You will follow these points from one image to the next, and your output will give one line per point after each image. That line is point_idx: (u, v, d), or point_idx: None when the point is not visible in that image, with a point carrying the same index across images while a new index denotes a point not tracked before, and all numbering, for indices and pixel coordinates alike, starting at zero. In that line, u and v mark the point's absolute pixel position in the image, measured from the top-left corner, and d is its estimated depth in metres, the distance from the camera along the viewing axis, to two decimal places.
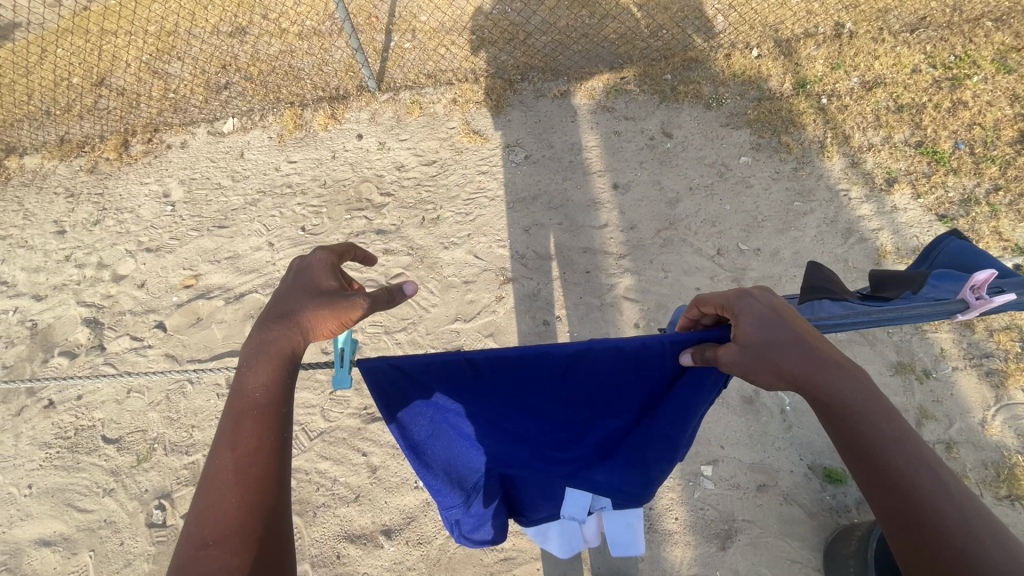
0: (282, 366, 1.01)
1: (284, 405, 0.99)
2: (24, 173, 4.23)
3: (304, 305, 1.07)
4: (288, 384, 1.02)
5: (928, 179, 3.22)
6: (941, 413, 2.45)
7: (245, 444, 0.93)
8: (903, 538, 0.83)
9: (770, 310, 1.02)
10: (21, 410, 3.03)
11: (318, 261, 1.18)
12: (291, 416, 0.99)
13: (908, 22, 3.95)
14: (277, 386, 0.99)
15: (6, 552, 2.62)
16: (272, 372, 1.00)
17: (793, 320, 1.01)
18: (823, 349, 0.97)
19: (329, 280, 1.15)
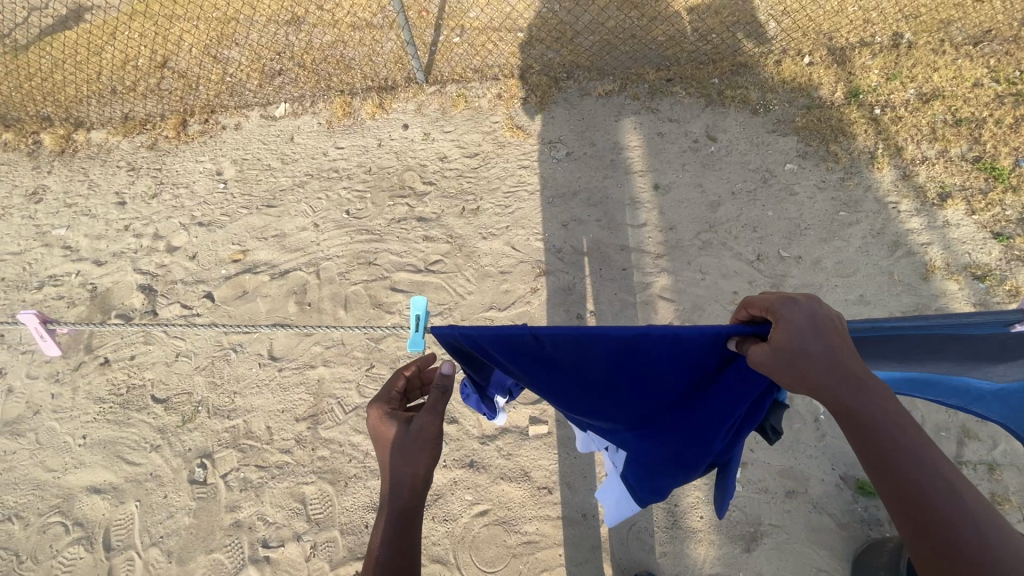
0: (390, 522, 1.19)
1: (403, 544, 1.16)
2: (91, 146, 4.49)
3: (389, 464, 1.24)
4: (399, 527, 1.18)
5: (985, 196, 3.12)
6: (985, 433, 2.38)
7: None
8: (927, 555, 0.87)
9: (811, 321, 1.06)
10: (80, 365, 3.23)
11: (378, 414, 1.32)
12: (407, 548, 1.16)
13: (972, 35, 3.82)
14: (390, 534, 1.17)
15: (60, 496, 2.80)
16: (386, 527, 1.18)
17: (832, 331, 1.05)
18: (854, 364, 1.02)
19: (392, 427, 1.27)
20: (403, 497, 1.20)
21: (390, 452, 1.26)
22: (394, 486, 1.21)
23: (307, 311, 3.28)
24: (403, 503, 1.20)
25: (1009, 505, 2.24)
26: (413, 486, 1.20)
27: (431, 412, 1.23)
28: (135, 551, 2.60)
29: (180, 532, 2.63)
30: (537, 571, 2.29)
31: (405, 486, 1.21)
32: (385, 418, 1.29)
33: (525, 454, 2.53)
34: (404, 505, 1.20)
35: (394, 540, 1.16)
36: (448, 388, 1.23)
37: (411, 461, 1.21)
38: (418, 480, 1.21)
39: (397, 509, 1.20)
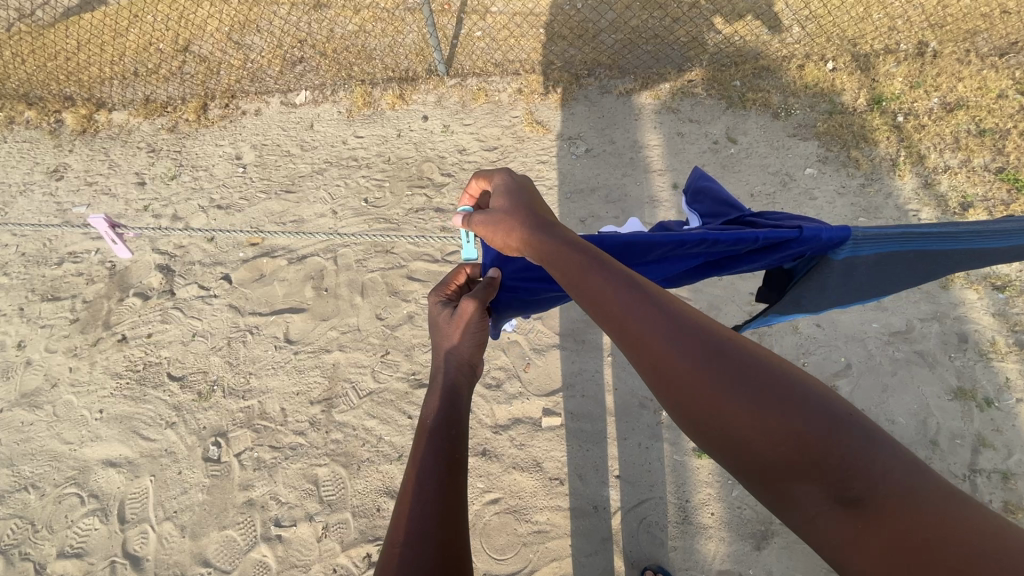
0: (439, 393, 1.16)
1: (446, 414, 1.10)
2: (112, 127, 4.52)
3: (440, 344, 1.30)
4: (443, 399, 1.14)
5: (1007, 207, 3.10)
6: (1000, 442, 2.38)
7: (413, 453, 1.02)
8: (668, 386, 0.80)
9: (525, 206, 1.27)
10: (97, 341, 3.27)
11: (432, 304, 1.41)
12: (452, 416, 1.10)
13: (998, 46, 3.80)
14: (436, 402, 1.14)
15: (76, 468, 2.83)
16: (433, 398, 1.15)
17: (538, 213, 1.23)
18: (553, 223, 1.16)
19: (445, 312, 1.36)
20: (451, 371, 1.23)
21: (442, 332, 1.32)
22: (444, 361, 1.26)
23: (324, 296, 3.29)
24: (450, 378, 1.21)
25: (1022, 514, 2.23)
26: (460, 363, 1.25)
27: (477, 299, 1.35)
28: (149, 524, 2.63)
29: (194, 508, 2.66)
30: (547, 560, 2.30)
31: (453, 363, 1.24)
32: (440, 305, 1.39)
33: (538, 444, 2.54)
34: (453, 380, 1.21)
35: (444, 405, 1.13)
36: (494, 281, 1.47)
37: (466, 338, 1.29)
38: (465, 359, 1.26)
39: (445, 383, 1.20)
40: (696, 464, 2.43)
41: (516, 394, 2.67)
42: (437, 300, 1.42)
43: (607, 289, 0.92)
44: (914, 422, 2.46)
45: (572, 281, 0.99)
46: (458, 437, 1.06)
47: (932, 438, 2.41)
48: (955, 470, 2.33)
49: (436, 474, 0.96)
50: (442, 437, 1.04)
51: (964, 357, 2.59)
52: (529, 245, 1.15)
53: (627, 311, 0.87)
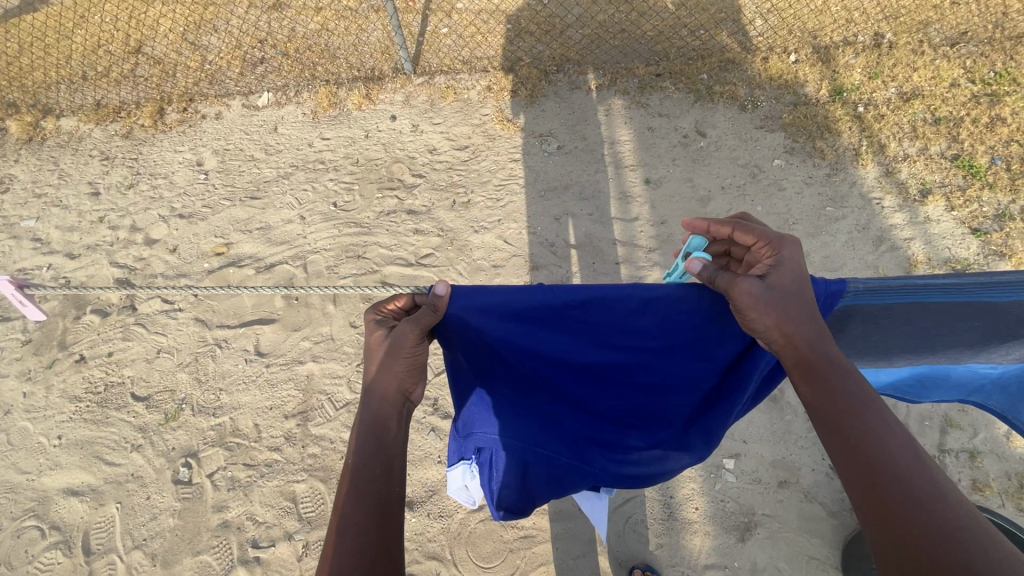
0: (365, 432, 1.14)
1: (373, 458, 1.11)
2: (60, 134, 4.28)
3: (370, 372, 1.21)
4: (368, 442, 1.13)
5: (963, 192, 3.20)
6: (966, 422, 2.46)
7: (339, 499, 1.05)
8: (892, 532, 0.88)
9: (800, 282, 1.16)
10: (54, 362, 3.10)
11: (366, 320, 1.28)
12: (380, 457, 1.11)
13: (949, 36, 3.92)
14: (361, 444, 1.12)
15: (35, 499, 2.68)
16: (358, 439, 1.13)
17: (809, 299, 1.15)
18: (815, 309, 1.14)
19: (377, 334, 1.24)
20: (373, 407, 1.18)
21: (371, 355, 1.23)
22: (368, 392, 1.20)
23: (295, 306, 3.18)
24: (375, 412, 1.17)
25: (990, 491, 2.31)
26: (385, 396, 1.18)
27: (414, 325, 1.20)
28: (117, 554, 2.51)
29: (165, 534, 2.55)
30: (535, 566, 2.28)
31: (379, 394, 1.18)
32: (372, 324, 1.26)
33: None
34: (379, 419, 1.16)
35: (368, 455, 1.11)
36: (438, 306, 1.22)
37: (396, 370, 1.19)
38: (391, 394, 1.19)
39: (371, 422, 1.16)
40: None
41: None
42: (371, 316, 1.29)
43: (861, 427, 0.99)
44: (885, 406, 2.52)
45: (821, 398, 1.04)
46: (386, 484, 1.09)
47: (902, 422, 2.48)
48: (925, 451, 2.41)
49: (364, 532, 1.01)
50: (371, 488, 1.06)
51: None
52: (776, 338, 1.12)
53: (874, 454, 0.96)
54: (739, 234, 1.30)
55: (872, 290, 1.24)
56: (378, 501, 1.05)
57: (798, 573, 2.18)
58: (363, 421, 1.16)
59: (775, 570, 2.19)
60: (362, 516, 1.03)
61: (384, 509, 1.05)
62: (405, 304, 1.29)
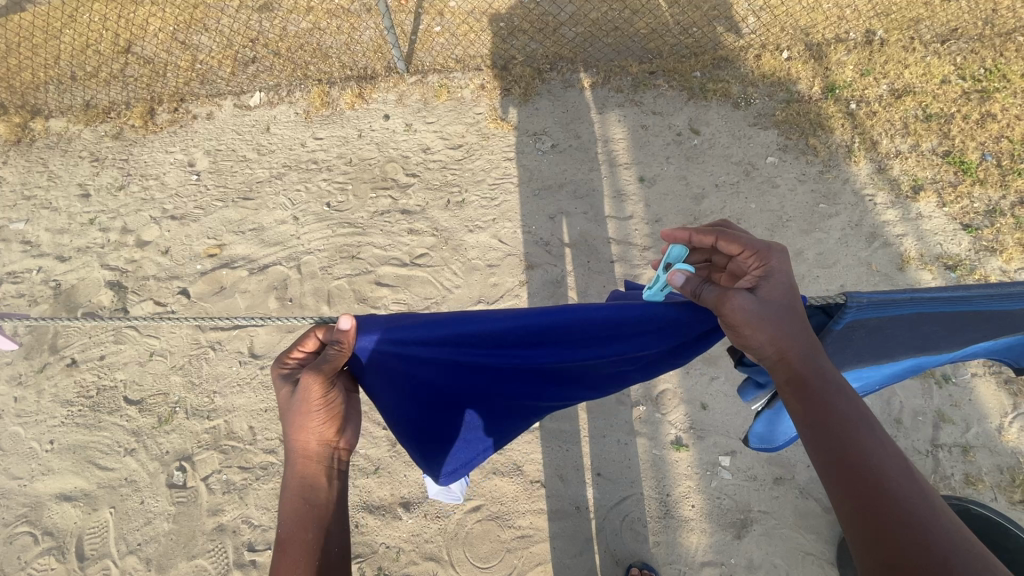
0: (296, 498, 1.22)
1: (306, 522, 1.20)
2: (49, 136, 4.23)
3: (289, 434, 1.26)
4: (300, 508, 1.21)
5: (955, 189, 3.22)
6: (959, 417, 2.47)
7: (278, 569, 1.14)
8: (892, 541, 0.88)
9: (791, 294, 1.19)
10: (45, 366, 3.06)
11: (275, 379, 1.31)
12: (313, 519, 1.20)
13: (939, 33, 3.94)
14: (293, 512, 1.20)
15: (28, 505, 2.65)
16: (291, 505, 1.21)
17: (800, 313, 1.18)
18: (805, 324, 1.17)
19: (285, 394, 1.27)
20: (298, 466, 1.25)
21: (284, 416, 1.26)
22: (289, 454, 1.26)
23: (289, 307, 3.19)
24: (302, 474, 1.25)
25: (983, 485, 2.33)
26: (308, 455, 1.26)
27: (319, 381, 1.24)
28: (112, 559, 2.49)
29: (160, 539, 2.53)
30: (532, 565, 2.28)
31: (302, 454, 1.26)
32: (281, 384, 1.29)
33: (518, 448, 2.52)
34: (305, 479, 1.24)
35: (297, 517, 1.20)
36: (342, 344, 1.32)
37: (312, 428, 1.25)
38: (312, 451, 1.26)
39: (297, 484, 1.24)
40: (675, 457, 2.45)
41: None
42: (279, 370, 1.32)
43: (857, 438, 1.01)
44: (879, 402, 2.53)
45: (814, 408, 1.07)
46: (322, 544, 1.18)
47: (896, 417, 2.49)
48: (918, 446, 2.42)
49: None
50: (308, 552, 1.16)
51: None
52: (767, 349, 1.16)
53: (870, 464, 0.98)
54: (724, 241, 1.30)
55: (878, 303, 1.29)
56: (312, 560, 1.15)
57: (795, 569, 2.20)
58: (289, 484, 1.23)
59: (771, 566, 2.20)
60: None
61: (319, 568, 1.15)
62: (315, 349, 1.35)
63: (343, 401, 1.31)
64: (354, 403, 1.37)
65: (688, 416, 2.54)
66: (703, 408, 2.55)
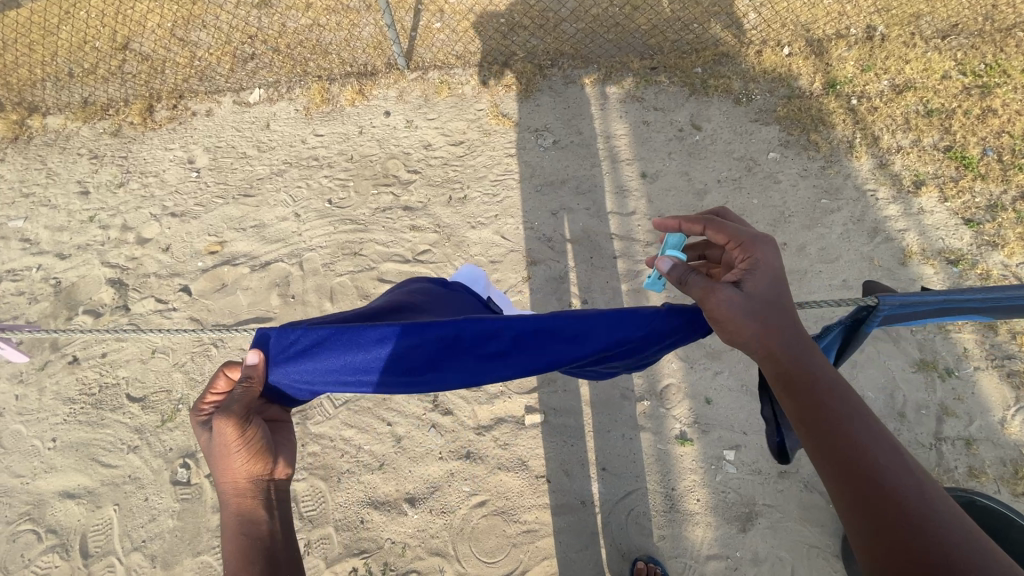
0: (235, 535, 1.16)
1: (248, 555, 1.13)
2: (47, 133, 4.21)
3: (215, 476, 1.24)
4: (241, 543, 1.15)
5: (956, 183, 3.23)
6: (962, 411, 2.49)
7: None
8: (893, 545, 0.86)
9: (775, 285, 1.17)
10: (46, 364, 3.05)
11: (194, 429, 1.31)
12: (255, 549, 1.14)
13: (940, 29, 3.95)
14: (232, 550, 1.14)
15: (30, 503, 2.64)
16: (230, 544, 1.15)
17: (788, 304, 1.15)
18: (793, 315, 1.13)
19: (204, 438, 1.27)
20: (232, 504, 1.21)
21: (207, 460, 1.25)
22: (221, 496, 1.23)
23: (292, 304, 3.19)
24: (238, 510, 1.20)
25: (986, 478, 2.34)
26: (240, 489, 1.22)
27: (230, 416, 1.23)
28: (116, 557, 2.48)
29: (164, 535, 2.52)
30: (538, 560, 2.29)
31: (234, 490, 1.22)
32: (198, 431, 1.29)
33: (522, 443, 2.52)
34: (241, 516, 1.20)
35: (239, 552, 1.14)
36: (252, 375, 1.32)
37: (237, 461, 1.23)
38: (242, 486, 1.22)
39: (234, 522, 1.19)
40: (679, 452, 2.45)
41: (497, 393, 2.64)
42: (197, 419, 1.33)
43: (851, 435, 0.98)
44: (882, 395, 2.54)
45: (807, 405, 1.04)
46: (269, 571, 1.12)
47: (900, 411, 2.50)
48: (921, 439, 2.44)
49: None
50: None
51: (924, 330, 2.69)
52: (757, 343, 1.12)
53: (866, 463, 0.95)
54: (712, 231, 1.34)
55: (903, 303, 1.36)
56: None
57: (800, 562, 2.21)
58: (226, 523, 1.18)
59: (776, 559, 2.21)
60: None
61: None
62: (228, 390, 1.37)
63: (268, 433, 1.28)
64: (284, 434, 1.35)
65: (692, 411, 2.54)
66: (707, 403, 2.55)
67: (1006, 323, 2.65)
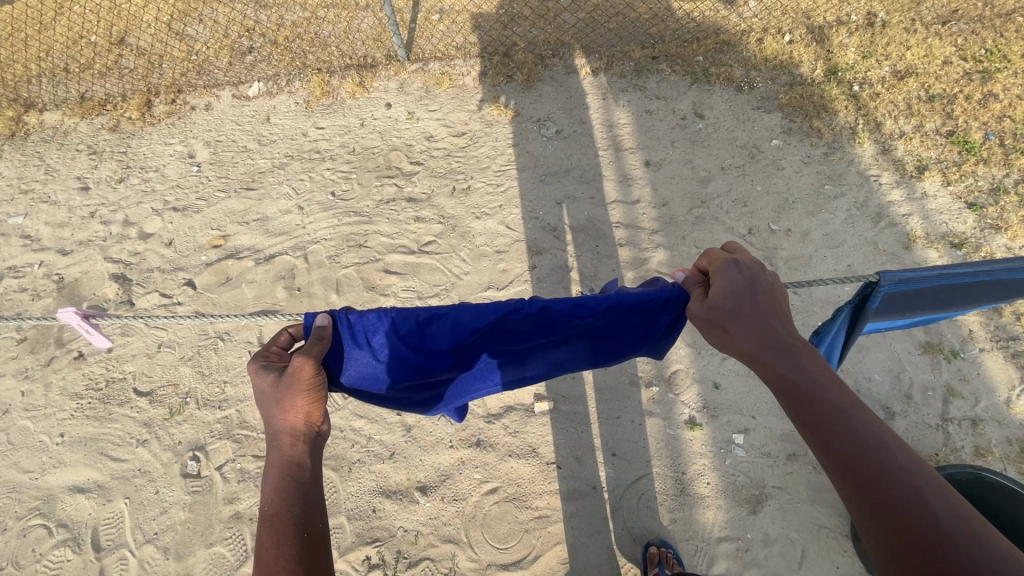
0: (283, 478, 1.12)
1: (293, 502, 1.08)
2: (44, 129, 4.17)
3: (272, 416, 1.22)
4: (290, 488, 1.11)
5: (959, 167, 3.25)
6: (967, 391, 2.51)
7: (264, 552, 0.98)
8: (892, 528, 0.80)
9: (747, 279, 1.17)
10: (51, 360, 3.04)
11: (253, 372, 1.32)
12: (301, 496, 1.09)
13: (940, 14, 3.95)
14: (279, 493, 1.09)
15: (40, 498, 2.64)
16: (275, 487, 1.10)
17: (762, 297, 1.15)
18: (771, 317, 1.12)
19: (269, 377, 1.28)
20: (283, 446, 1.18)
21: (266, 399, 1.25)
22: (273, 435, 1.20)
23: (297, 296, 3.19)
24: (285, 455, 1.16)
25: (992, 457, 2.37)
26: (293, 434, 1.19)
27: (309, 357, 1.29)
28: (128, 549, 2.49)
29: (176, 527, 2.53)
30: (551, 545, 2.30)
31: (286, 434, 1.19)
32: (260, 370, 1.30)
33: (532, 430, 2.53)
34: (290, 459, 1.16)
35: (285, 494, 1.09)
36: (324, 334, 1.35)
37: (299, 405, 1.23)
38: (299, 429, 1.21)
39: (282, 464, 1.15)
40: (689, 437, 2.47)
41: None
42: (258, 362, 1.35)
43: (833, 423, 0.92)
44: (889, 378, 2.56)
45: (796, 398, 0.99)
46: (315, 524, 1.06)
47: (906, 393, 2.52)
48: (928, 420, 2.46)
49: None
50: (298, 529, 1.03)
51: None
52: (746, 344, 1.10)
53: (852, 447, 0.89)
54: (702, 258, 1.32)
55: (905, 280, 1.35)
56: (300, 534, 1.02)
57: (810, 542, 2.23)
58: (274, 463, 1.15)
59: (787, 540, 2.23)
60: (284, 555, 0.98)
61: (308, 544, 1.01)
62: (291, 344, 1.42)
63: (326, 390, 1.32)
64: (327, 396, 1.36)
65: (700, 396, 2.56)
66: (715, 387, 2.57)
67: (1011, 305, 2.67)
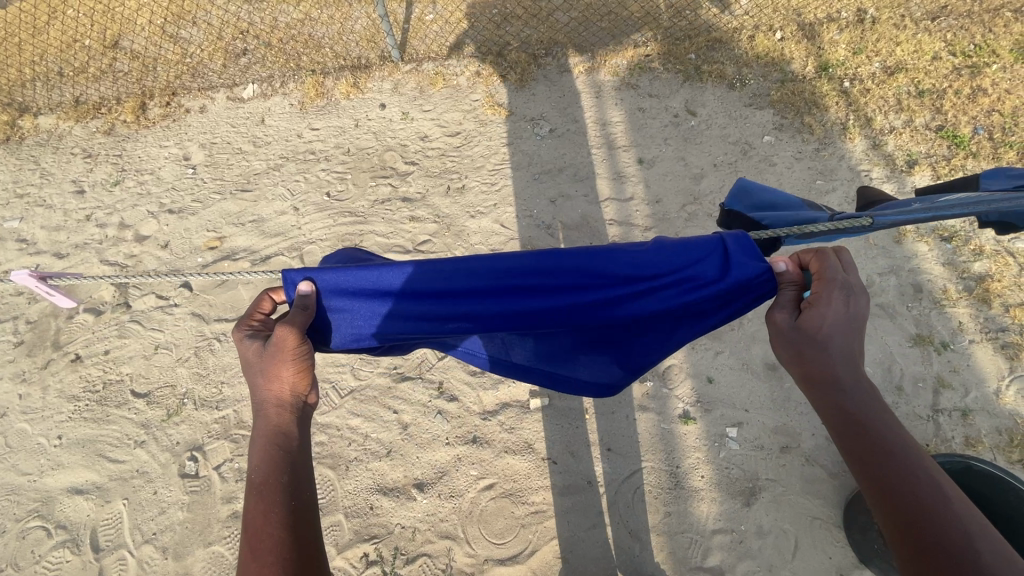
0: (271, 447, 1.18)
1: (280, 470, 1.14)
2: (39, 133, 4.17)
3: (258, 385, 1.27)
4: (278, 457, 1.16)
5: (948, 161, 3.28)
6: (957, 382, 2.54)
7: (252, 521, 1.04)
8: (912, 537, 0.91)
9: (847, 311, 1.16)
10: (48, 363, 3.05)
11: (239, 341, 1.36)
12: (288, 465, 1.15)
13: (929, 11, 3.98)
14: (266, 461, 1.15)
15: (39, 499, 2.65)
16: (262, 456, 1.16)
17: (856, 333, 1.15)
18: (854, 348, 1.14)
19: (255, 347, 1.32)
20: (270, 415, 1.23)
21: (251, 368, 1.30)
22: (259, 405, 1.25)
23: None
24: (272, 424, 1.22)
25: (983, 447, 2.40)
26: (279, 403, 1.24)
27: (289, 326, 1.32)
28: (127, 549, 2.50)
29: (175, 527, 2.54)
30: (547, 540, 2.32)
31: (272, 404, 1.24)
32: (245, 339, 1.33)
33: (527, 427, 2.55)
34: (277, 428, 1.21)
35: (271, 462, 1.15)
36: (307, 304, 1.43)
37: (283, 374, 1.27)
38: (285, 399, 1.25)
39: (269, 433, 1.20)
40: (683, 431, 2.49)
41: (501, 378, 2.67)
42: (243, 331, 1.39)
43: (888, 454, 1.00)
44: (880, 370, 2.59)
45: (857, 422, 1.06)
46: (302, 491, 1.12)
47: (897, 384, 2.55)
48: (919, 411, 2.49)
49: (286, 542, 1.03)
50: (285, 496, 1.09)
51: (920, 306, 2.73)
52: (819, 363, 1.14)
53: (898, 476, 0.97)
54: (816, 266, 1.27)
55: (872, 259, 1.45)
56: (287, 503, 1.08)
57: (803, 533, 2.26)
58: (261, 433, 1.20)
59: (781, 531, 2.26)
60: (272, 521, 1.05)
61: (294, 511, 1.08)
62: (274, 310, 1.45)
63: (313, 356, 1.36)
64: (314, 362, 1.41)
65: (694, 390, 2.58)
66: (709, 381, 2.59)
67: (1000, 297, 2.70)
